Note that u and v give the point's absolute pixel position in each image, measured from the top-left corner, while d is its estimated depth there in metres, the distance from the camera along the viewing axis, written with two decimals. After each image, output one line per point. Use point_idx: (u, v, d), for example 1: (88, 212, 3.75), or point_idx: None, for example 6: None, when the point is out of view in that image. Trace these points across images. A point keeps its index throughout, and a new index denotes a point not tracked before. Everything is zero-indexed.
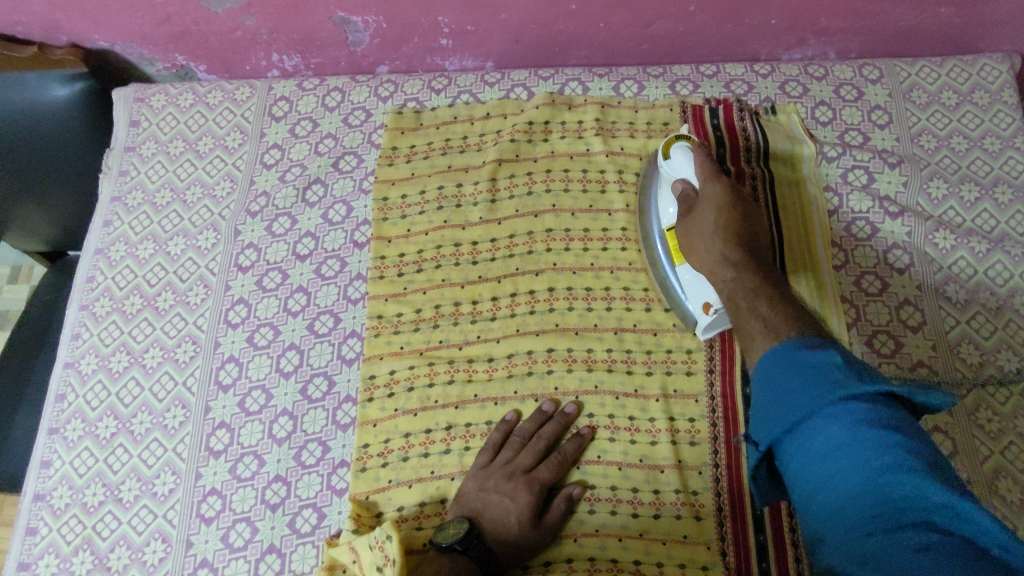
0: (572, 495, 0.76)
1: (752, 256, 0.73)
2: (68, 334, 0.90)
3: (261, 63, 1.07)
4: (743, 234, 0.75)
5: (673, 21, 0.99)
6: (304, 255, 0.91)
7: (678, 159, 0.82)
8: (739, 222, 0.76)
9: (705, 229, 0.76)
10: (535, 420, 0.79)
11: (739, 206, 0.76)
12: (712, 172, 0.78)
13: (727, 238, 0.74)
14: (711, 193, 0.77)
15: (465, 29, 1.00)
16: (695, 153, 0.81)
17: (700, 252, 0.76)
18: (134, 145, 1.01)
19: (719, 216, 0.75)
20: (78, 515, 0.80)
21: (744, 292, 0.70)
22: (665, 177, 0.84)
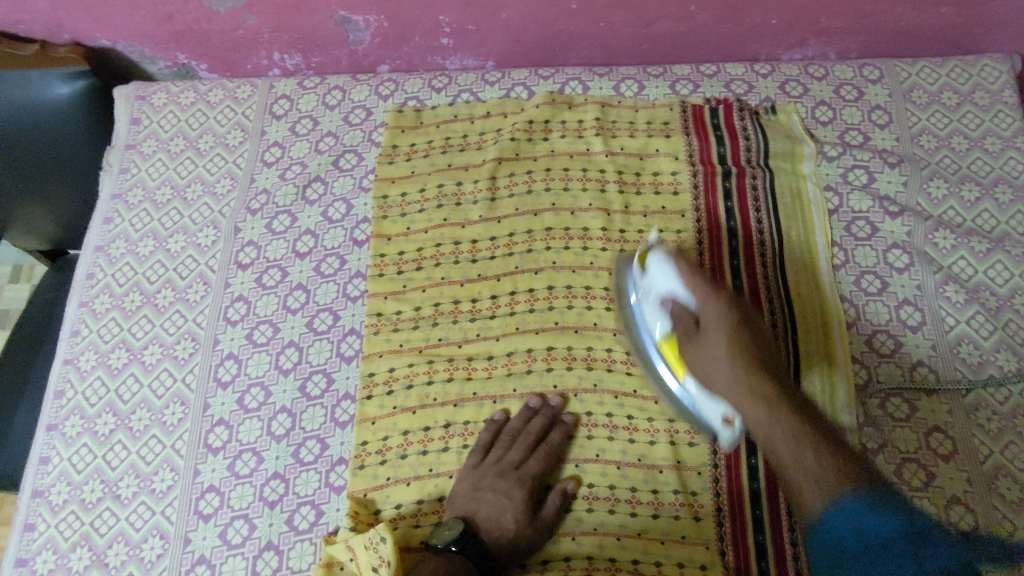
0: (567, 490, 0.76)
1: (772, 376, 0.65)
2: (67, 330, 0.90)
3: (262, 62, 1.07)
4: (760, 354, 0.67)
5: (673, 21, 0.99)
6: (304, 253, 0.91)
7: (659, 271, 0.74)
8: (752, 341, 0.67)
9: (717, 356, 0.67)
10: (523, 417, 0.79)
11: (745, 323, 0.68)
12: (703, 284, 0.70)
13: (746, 363, 0.65)
14: (710, 309, 0.69)
15: (465, 28, 1.00)
16: (675, 264, 0.73)
17: (717, 384, 0.67)
18: (135, 142, 1.01)
19: (729, 339, 0.66)
20: (76, 511, 0.80)
21: (775, 430, 0.62)
22: (646, 290, 0.76)
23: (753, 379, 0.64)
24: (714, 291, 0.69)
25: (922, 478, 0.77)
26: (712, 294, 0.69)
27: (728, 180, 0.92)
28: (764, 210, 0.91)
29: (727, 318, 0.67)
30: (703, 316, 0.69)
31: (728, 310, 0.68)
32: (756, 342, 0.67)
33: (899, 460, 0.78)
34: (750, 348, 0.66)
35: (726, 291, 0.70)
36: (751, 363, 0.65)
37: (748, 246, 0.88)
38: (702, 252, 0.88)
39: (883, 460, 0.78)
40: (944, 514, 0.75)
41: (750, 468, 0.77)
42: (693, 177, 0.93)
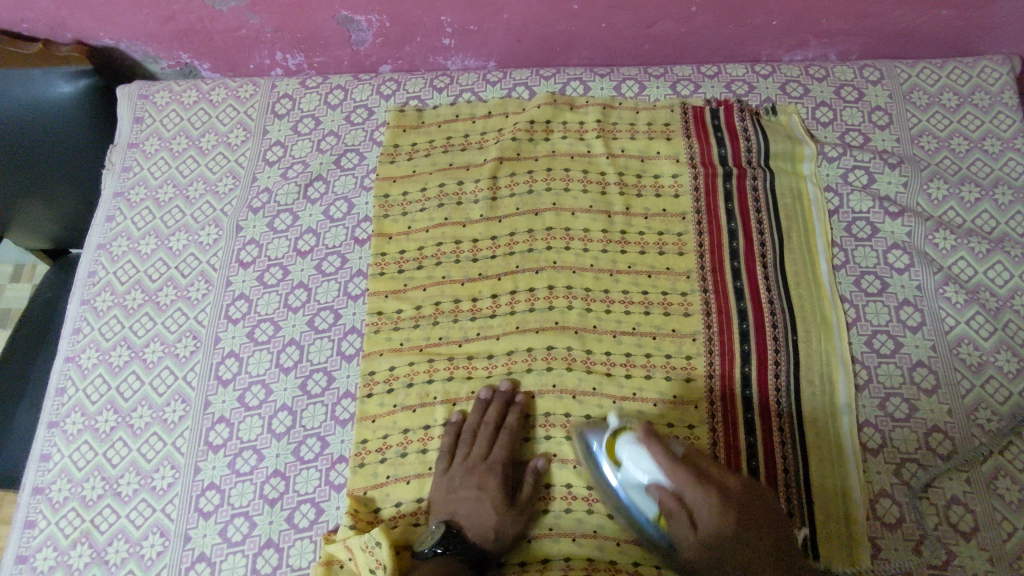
0: (538, 468, 0.77)
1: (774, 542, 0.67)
2: (69, 328, 0.90)
3: (265, 61, 1.08)
4: (760, 535, 0.67)
5: (674, 22, 0.99)
6: (306, 251, 0.91)
7: (634, 462, 0.70)
8: (750, 513, 0.68)
9: (722, 550, 0.67)
10: (477, 411, 0.80)
11: (738, 501, 0.68)
12: (692, 486, 0.67)
13: (751, 547, 0.67)
14: (705, 510, 0.67)
15: (467, 28, 1.00)
16: (651, 450, 0.69)
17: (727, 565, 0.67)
18: (138, 141, 1.01)
19: (731, 538, 0.66)
20: (77, 508, 0.80)
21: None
22: (625, 482, 0.72)
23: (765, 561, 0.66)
24: (705, 490, 0.67)
25: (922, 478, 0.77)
26: (701, 489, 0.67)
27: (729, 181, 0.92)
28: (764, 211, 0.91)
29: (728, 519, 0.66)
30: (699, 516, 0.67)
31: (724, 502, 0.67)
32: (752, 524, 0.67)
33: (897, 461, 0.78)
34: (752, 525, 0.67)
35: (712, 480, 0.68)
36: (756, 540, 0.67)
37: (748, 246, 0.88)
38: (703, 253, 0.88)
39: (882, 461, 0.78)
40: (943, 515, 0.75)
41: (749, 469, 0.78)
42: (694, 178, 0.93)
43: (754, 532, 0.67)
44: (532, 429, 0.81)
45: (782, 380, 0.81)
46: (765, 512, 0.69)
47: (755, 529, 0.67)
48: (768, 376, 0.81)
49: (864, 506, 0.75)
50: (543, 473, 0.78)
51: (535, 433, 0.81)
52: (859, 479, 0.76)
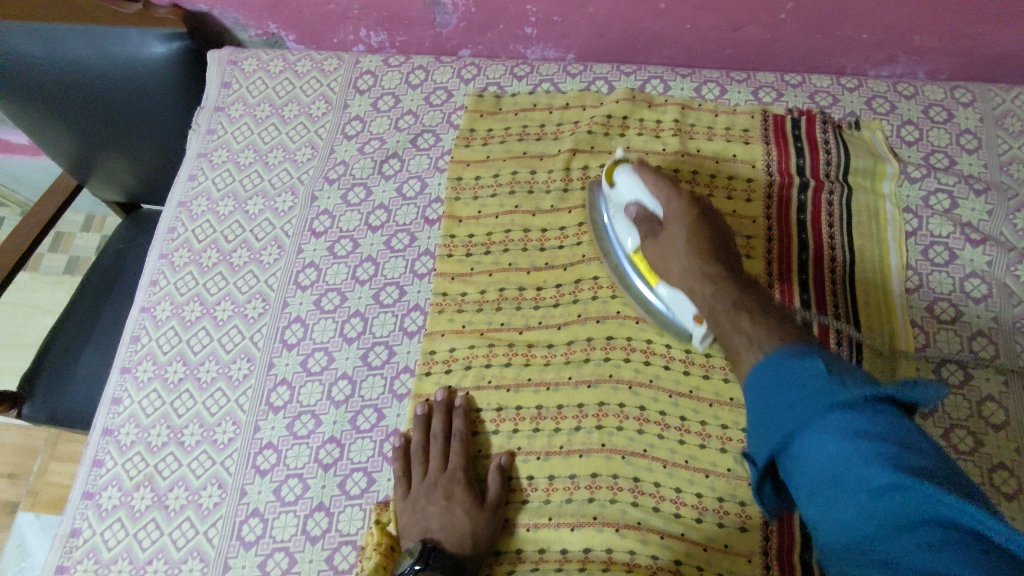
0: (502, 464, 0.78)
1: (720, 253, 0.73)
2: (146, 280, 0.94)
3: (348, 37, 1.10)
4: (718, 250, 0.73)
5: (761, 28, 0.98)
6: (376, 226, 0.93)
7: (625, 183, 0.82)
8: (707, 231, 0.75)
9: (682, 254, 0.74)
10: (419, 426, 0.80)
11: (703, 216, 0.76)
12: (665, 191, 0.78)
13: (705, 258, 0.72)
14: (674, 209, 0.77)
15: (551, 19, 1.01)
16: (641, 175, 0.81)
17: (676, 259, 0.74)
18: (224, 105, 1.04)
19: (692, 239, 0.74)
20: (142, 453, 0.83)
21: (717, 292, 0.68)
22: (615, 207, 0.84)
23: (701, 262, 0.71)
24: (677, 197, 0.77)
25: None
26: (676, 197, 0.77)
27: (805, 193, 0.91)
28: (838, 226, 0.89)
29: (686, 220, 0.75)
30: (670, 217, 0.77)
31: (689, 206, 0.76)
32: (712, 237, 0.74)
33: None
34: (705, 241, 0.73)
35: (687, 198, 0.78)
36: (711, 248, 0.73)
37: (819, 260, 0.87)
38: (772, 261, 0.87)
39: None
40: None
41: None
42: (769, 186, 0.92)
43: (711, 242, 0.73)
44: (482, 424, 0.81)
45: None
46: (723, 241, 0.75)
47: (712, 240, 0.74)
48: None
49: None
50: (507, 469, 0.79)
51: (486, 430, 0.81)
52: None
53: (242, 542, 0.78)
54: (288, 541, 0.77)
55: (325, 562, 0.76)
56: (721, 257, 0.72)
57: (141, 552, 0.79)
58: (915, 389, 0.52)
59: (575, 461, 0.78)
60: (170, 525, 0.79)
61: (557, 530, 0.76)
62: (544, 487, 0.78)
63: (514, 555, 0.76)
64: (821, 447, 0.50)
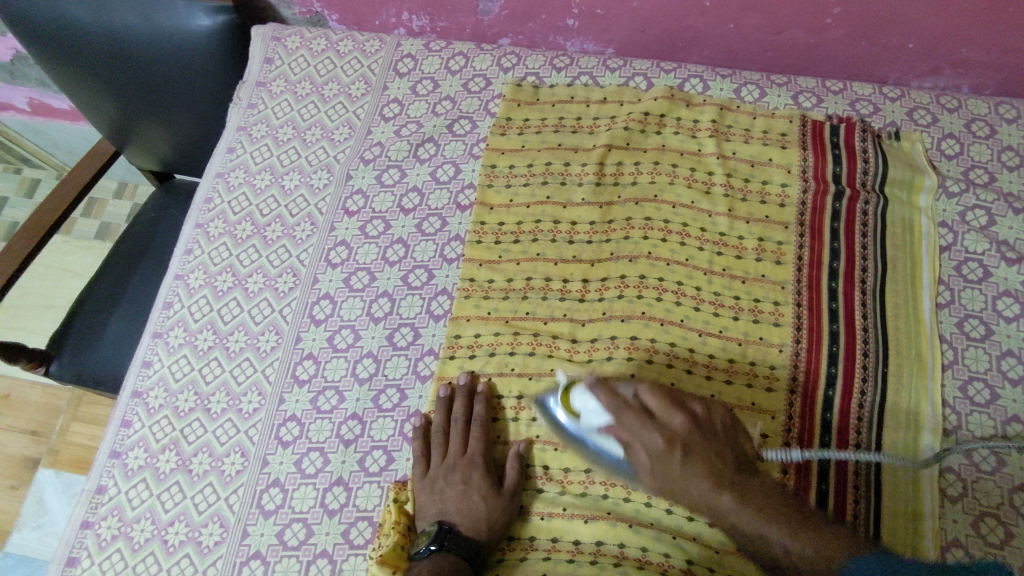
0: (520, 452, 0.79)
1: (715, 460, 0.67)
2: (181, 247, 0.96)
3: (390, 19, 1.10)
4: (716, 462, 0.67)
5: (805, 31, 0.97)
6: (408, 209, 0.94)
7: (586, 412, 0.71)
8: (696, 441, 0.68)
9: (685, 491, 0.67)
10: (441, 409, 0.81)
11: (693, 438, 0.68)
12: (637, 426, 0.68)
13: (714, 480, 0.66)
14: (654, 441, 0.67)
15: (594, 12, 1.01)
16: (597, 398, 0.70)
17: (680, 492, 0.67)
18: (266, 81, 1.05)
19: (689, 467, 0.66)
20: (169, 416, 0.85)
21: (748, 522, 0.64)
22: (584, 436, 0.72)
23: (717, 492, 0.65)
24: (650, 421, 0.68)
25: (1000, 536, 0.74)
26: (649, 427, 0.68)
27: (840, 201, 0.90)
28: (871, 238, 0.88)
29: (678, 460, 0.66)
30: (653, 446, 0.67)
31: (670, 437, 0.67)
32: (704, 446, 0.68)
33: (977, 513, 0.75)
34: (703, 459, 0.67)
35: (660, 412, 0.69)
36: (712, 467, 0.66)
37: (848, 269, 0.86)
38: (802, 268, 0.87)
39: (960, 509, 0.75)
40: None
41: (818, 493, 0.77)
42: (803, 192, 0.91)
43: (708, 457, 0.67)
44: (503, 410, 0.82)
45: (865, 409, 0.80)
46: (718, 450, 0.68)
47: (705, 450, 0.67)
48: (851, 404, 0.80)
49: (935, 552, 0.73)
50: (525, 457, 0.80)
51: (507, 416, 0.82)
52: (934, 523, 0.74)
53: (262, 511, 0.79)
54: (306, 513, 0.79)
55: (341, 536, 0.77)
56: (723, 469, 0.67)
57: (163, 514, 0.81)
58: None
59: None
60: (193, 488, 0.81)
61: (570, 521, 0.76)
62: (559, 478, 0.78)
63: (527, 542, 0.77)
64: None
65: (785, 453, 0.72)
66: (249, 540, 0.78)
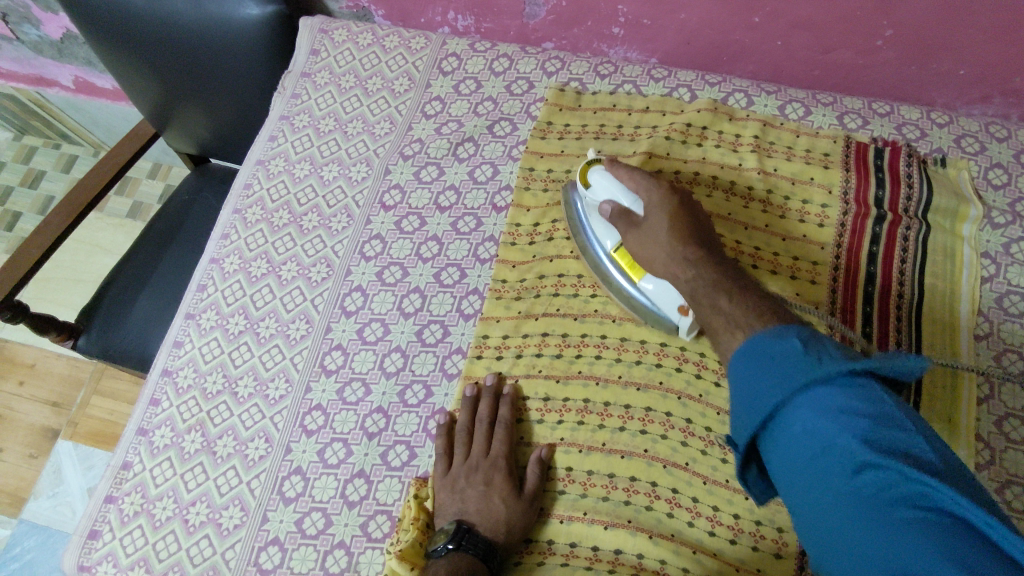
0: (542, 456, 0.78)
1: (701, 236, 0.72)
2: (219, 231, 0.97)
3: (436, 18, 1.11)
4: (700, 235, 0.72)
5: (854, 52, 0.96)
6: (444, 207, 0.94)
7: (599, 184, 0.80)
8: (690, 220, 0.74)
9: (661, 246, 0.72)
10: (467, 408, 0.81)
11: (681, 202, 0.75)
12: (643, 187, 0.77)
13: (690, 243, 0.71)
14: (654, 200, 0.75)
15: (641, 21, 1.00)
16: (613, 171, 0.79)
17: (656, 254, 0.73)
18: (311, 72, 1.06)
19: (672, 230, 0.72)
20: (197, 397, 0.86)
21: (700, 275, 0.68)
22: (592, 206, 0.83)
23: (682, 246, 0.71)
24: (656, 190, 0.76)
25: None
26: (655, 193, 0.76)
27: (880, 225, 0.88)
28: (910, 263, 0.86)
29: (665, 211, 0.74)
30: (647, 207, 0.75)
31: (668, 203, 0.74)
32: (695, 223, 0.73)
33: None
34: (689, 224, 0.73)
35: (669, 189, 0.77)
36: (695, 238, 0.71)
37: (885, 294, 0.85)
38: (837, 290, 0.86)
39: None
40: None
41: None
42: (843, 214, 0.90)
43: (697, 232, 0.72)
44: (528, 412, 0.82)
45: None
46: (701, 220, 0.74)
47: (695, 224, 0.73)
48: None
49: None
50: (547, 463, 0.79)
51: (532, 418, 0.81)
52: None
53: (282, 497, 0.80)
54: (326, 502, 0.79)
55: (360, 529, 0.77)
56: (706, 239, 0.72)
57: (186, 493, 0.81)
58: (895, 360, 0.50)
59: (616, 461, 0.78)
60: (216, 471, 0.82)
61: (590, 527, 0.75)
62: (581, 481, 0.78)
63: (545, 546, 0.76)
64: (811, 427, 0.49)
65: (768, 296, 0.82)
66: (268, 526, 0.78)
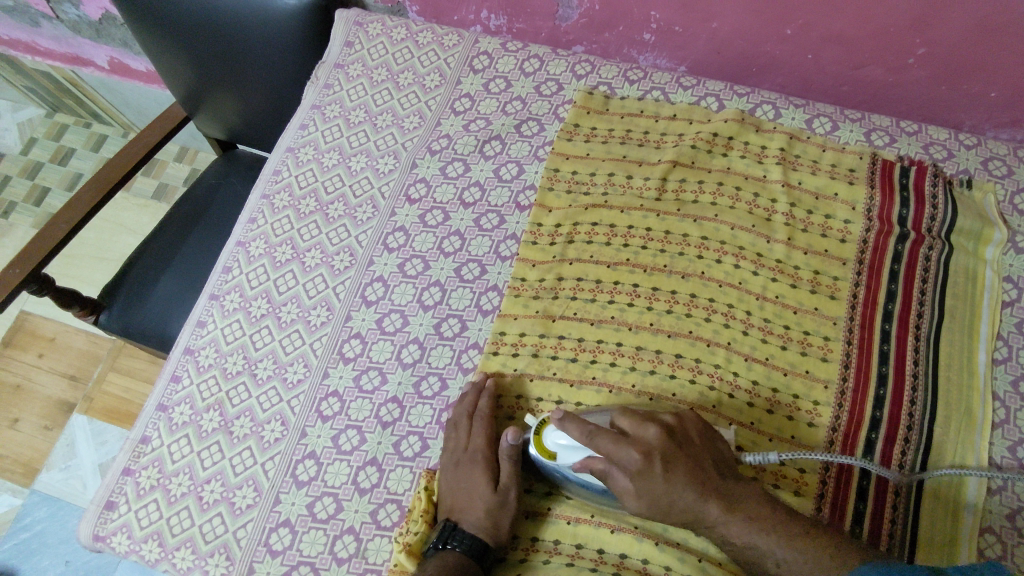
0: (509, 444, 0.75)
1: (699, 476, 0.70)
2: (246, 215, 0.99)
3: (469, 16, 1.12)
4: (700, 476, 0.70)
5: (885, 70, 0.96)
6: (469, 203, 0.96)
7: (566, 450, 0.73)
8: (679, 461, 0.70)
9: (674, 508, 0.69)
10: (456, 407, 0.81)
11: (664, 454, 0.69)
12: (615, 451, 0.69)
13: (700, 494, 0.69)
14: (634, 467, 0.68)
15: (673, 29, 1.01)
16: (569, 436, 0.71)
17: (669, 513, 0.70)
18: (344, 63, 1.08)
19: (675, 492, 0.69)
20: (217, 376, 0.88)
21: (733, 533, 0.69)
22: (562, 470, 0.74)
23: (702, 502, 0.69)
24: (631, 453, 0.69)
25: None
26: (632, 459, 0.68)
27: (902, 244, 0.88)
28: (931, 283, 0.86)
29: (656, 475, 0.69)
30: (629, 472, 0.69)
31: (650, 462, 0.69)
32: (687, 460, 0.70)
33: None
34: (684, 472, 0.69)
35: (637, 431, 0.71)
36: (700, 483, 0.69)
37: (904, 313, 0.85)
38: (856, 306, 0.85)
39: None
40: None
41: (854, 513, 0.75)
42: (866, 231, 0.90)
43: (695, 469, 0.70)
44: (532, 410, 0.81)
45: (908, 457, 0.78)
46: (695, 459, 0.70)
47: (687, 462, 0.70)
48: (894, 449, 0.78)
49: None
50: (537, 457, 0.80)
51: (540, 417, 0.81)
52: None
53: (295, 480, 0.81)
54: (338, 488, 0.80)
55: (370, 515, 0.78)
56: (706, 475, 0.70)
57: (201, 471, 0.83)
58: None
59: None
60: (231, 450, 0.83)
61: (596, 529, 0.75)
62: None
63: (550, 544, 0.75)
64: None
65: (761, 457, 0.74)
66: (280, 508, 0.79)
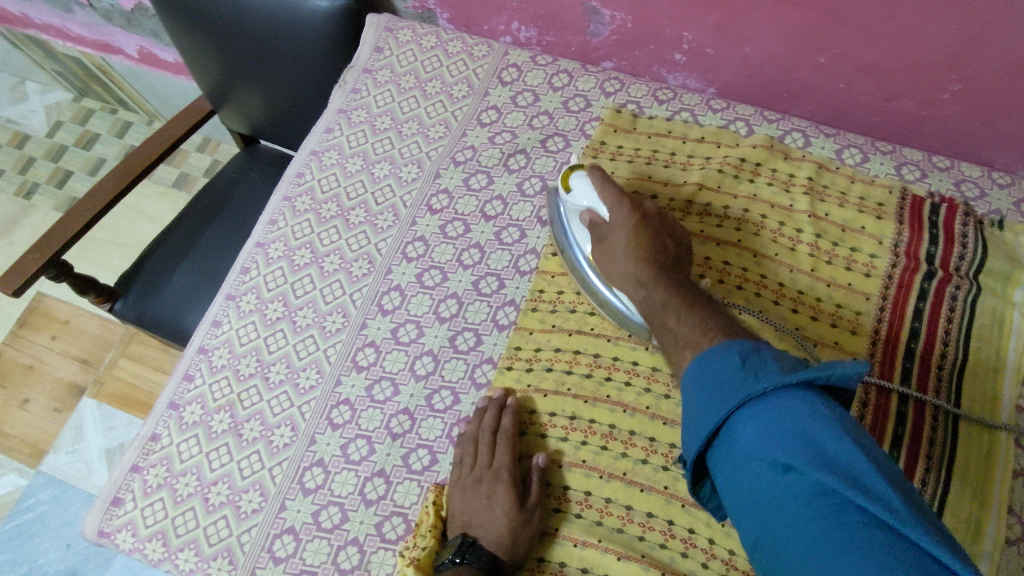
0: (542, 465, 0.78)
1: (660, 247, 0.74)
2: (267, 216, 0.99)
3: (499, 27, 1.12)
4: (658, 249, 0.74)
5: (917, 103, 0.95)
6: (490, 216, 0.95)
7: (579, 190, 0.82)
8: (653, 233, 0.75)
9: (621, 262, 0.75)
10: (476, 421, 0.80)
11: (643, 216, 0.76)
12: (613, 199, 0.78)
13: (648, 258, 0.72)
14: (619, 215, 0.77)
15: (705, 50, 1.00)
16: (590, 177, 0.81)
17: (615, 266, 0.76)
18: (372, 68, 1.07)
19: (627, 245, 0.74)
20: (229, 378, 0.88)
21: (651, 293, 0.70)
22: (571, 210, 0.85)
23: (638, 265, 0.72)
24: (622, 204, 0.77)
25: None
26: (621, 208, 0.77)
27: (929, 281, 0.86)
28: (955, 325, 0.84)
29: (627, 225, 0.76)
30: (612, 217, 0.78)
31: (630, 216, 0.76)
32: (659, 236, 0.75)
33: None
34: (650, 236, 0.75)
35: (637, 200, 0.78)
36: (658, 251, 0.73)
37: (927, 352, 0.83)
38: (877, 342, 0.84)
39: None
40: None
41: None
42: (892, 266, 0.88)
43: (662, 242, 0.75)
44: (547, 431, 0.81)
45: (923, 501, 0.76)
46: (671, 238, 0.76)
47: (658, 237, 0.75)
48: None
49: None
50: (551, 476, 0.78)
51: (554, 436, 0.80)
52: None
53: (302, 487, 0.80)
54: (344, 498, 0.79)
55: (375, 528, 0.77)
56: (666, 251, 0.74)
57: (209, 472, 0.83)
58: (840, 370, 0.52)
59: (635, 493, 0.76)
60: (240, 453, 0.83)
61: (603, 554, 0.73)
62: (598, 507, 0.76)
63: (557, 567, 0.74)
64: (755, 429, 0.51)
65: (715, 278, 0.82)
66: (285, 514, 0.79)
